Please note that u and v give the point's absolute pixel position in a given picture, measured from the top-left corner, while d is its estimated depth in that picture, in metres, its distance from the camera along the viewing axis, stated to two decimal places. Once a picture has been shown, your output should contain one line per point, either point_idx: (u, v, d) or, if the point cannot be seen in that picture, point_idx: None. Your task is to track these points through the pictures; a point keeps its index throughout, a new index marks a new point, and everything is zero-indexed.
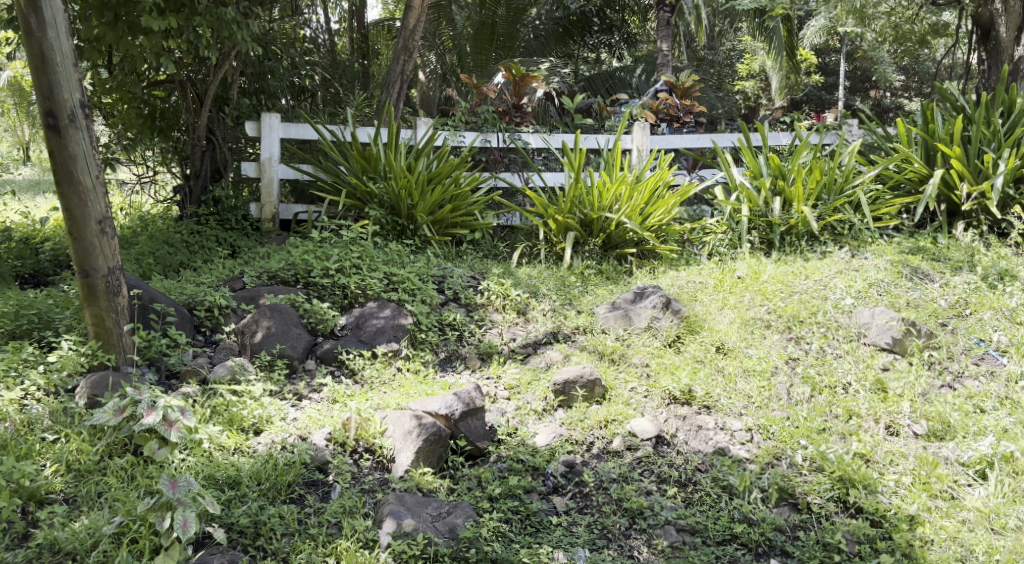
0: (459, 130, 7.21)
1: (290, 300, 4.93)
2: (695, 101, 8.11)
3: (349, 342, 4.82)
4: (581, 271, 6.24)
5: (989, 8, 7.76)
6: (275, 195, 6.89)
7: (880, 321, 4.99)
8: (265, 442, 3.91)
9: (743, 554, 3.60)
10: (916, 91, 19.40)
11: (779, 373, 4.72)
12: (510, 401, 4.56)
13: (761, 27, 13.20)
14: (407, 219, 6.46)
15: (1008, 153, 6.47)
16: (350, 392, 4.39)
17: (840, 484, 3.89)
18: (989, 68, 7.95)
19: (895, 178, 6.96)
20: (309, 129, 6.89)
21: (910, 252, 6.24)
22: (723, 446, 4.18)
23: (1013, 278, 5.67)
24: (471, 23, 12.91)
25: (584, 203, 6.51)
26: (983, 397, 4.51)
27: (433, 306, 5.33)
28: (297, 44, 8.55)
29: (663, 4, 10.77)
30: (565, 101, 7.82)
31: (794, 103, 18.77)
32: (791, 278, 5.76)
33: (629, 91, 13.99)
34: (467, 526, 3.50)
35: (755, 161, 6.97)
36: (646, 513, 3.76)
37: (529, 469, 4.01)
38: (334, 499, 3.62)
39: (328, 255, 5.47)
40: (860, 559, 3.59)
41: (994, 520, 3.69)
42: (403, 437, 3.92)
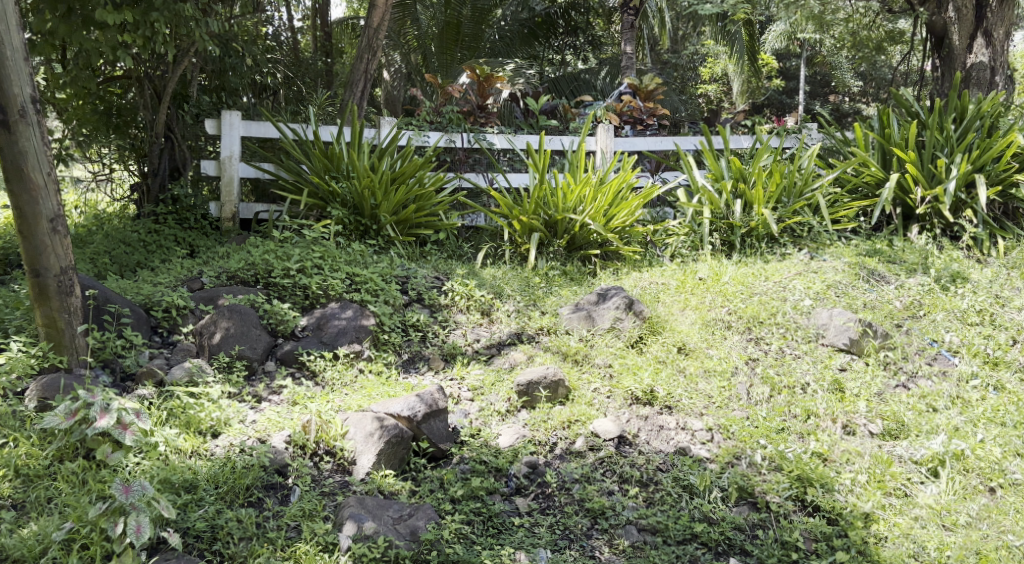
0: (423, 129, 7.19)
1: (250, 300, 4.87)
2: (658, 105, 8.16)
3: (311, 343, 4.77)
4: (545, 272, 6.26)
5: (943, 16, 7.92)
6: (235, 194, 6.81)
7: (838, 322, 5.08)
8: (224, 445, 3.86)
9: (703, 553, 3.62)
10: (873, 97, 19.71)
11: (739, 373, 4.78)
12: (474, 402, 4.56)
13: (723, 31, 13.37)
14: (370, 218, 6.42)
15: (960, 158, 6.61)
16: (311, 394, 4.36)
17: (798, 483, 3.95)
18: (942, 76, 8.13)
19: (852, 181, 7.07)
20: (270, 127, 6.81)
21: (867, 254, 6.35)
22: (684, 446, 4.23)
23: (965, 280, 5.79)
24: (436, 22, 12.75)
25: (548, 204, 6.52)
26: (936, 397, 4.61)
27: (396, 307, 5.29)
28: (260, 41, 8.45)
29: (627, 7, 10.80)
30: (530, 102, 7.82)
31: (755, 107, 18.98)
32: (751, 280, 5.83)
33: (593, 93, 14.05)
34: (428, 528, 3.48)
35: (716, 164, 7.04)
36: (608, 514, 3.78)
37: (492, 470, 4.00)
38: (294, 503, 3.59)
39: (289, 256, 5.42)
40: (817, 557, 3.63)
41: (945, 517, 3.78)
42: (365, 439, 3.90)
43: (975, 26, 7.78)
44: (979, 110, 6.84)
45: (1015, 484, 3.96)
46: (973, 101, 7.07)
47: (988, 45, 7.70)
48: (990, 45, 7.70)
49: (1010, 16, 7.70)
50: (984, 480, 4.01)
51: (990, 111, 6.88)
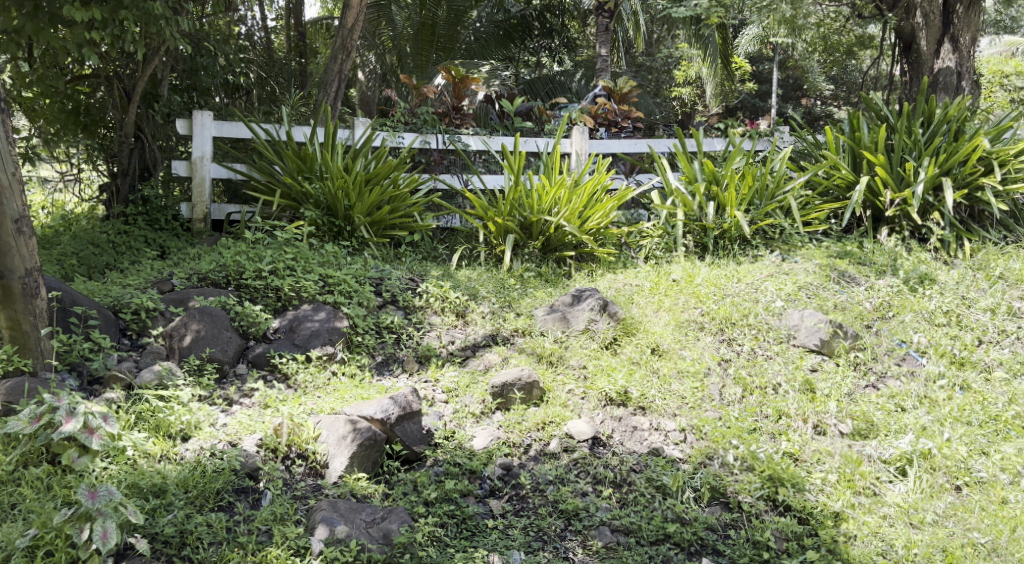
0: (398, 130, 7.16)
1: (221, 302, 4.82)
2: (633, 108, 8.19)
3: (283, 345, 4.74)
4: (520, 273, 6.25)
5: (910, 21, 8.02)
6: (207, 195, 6.75)
7: (809, 323, 5.13)
8: (194, 449, 3.82)
9: (676, 553, 3.64)
10: (844, 100, 19.89)
11: (712, 374, 4.82)
12: (448, 404, 4.54)
13: (696, 34, 13.47)
14: (344, 220, 6.38)
15: (928, 162, 6.71)
16: (283, 397, 4.32)
17: (770, 483, 3.97)
18: (910, 80, 8.25)
19: (823, 184, 7.14)
20: (242, 127, 6.75)
21: (838, 256, 6.42)
22: (657, 446, 4.24)
23: (932, 282, 5.88)
24: (411, 23, 12.73)
25: (524, 206, 6.53)
26: (904, 397, 4.67)
27: (370, 309, 5.26)
28: (232, 40, 8.35)
29: (602, 10, 10.83)
30: (505, 104, 7.82)
31: (728, 111, 19.17)
32: (724, 281, 5.86)
33: (568, 95, 14.07)
34: (401, 531, 3.47)
35: (690, 166, 7.08)
36: (581, 515, 3.79)
37: (466, 473, 3.99)
38: (265, 507, 3.56)
39: (261, 257, 5.38)
40: (788, 556, 3.66)
41: (913, 515, 3.83)
42: (338, 442, 3.87)
43: (942, 32, 7.91)
44: (946, 115, 6.96)
45: (980, 482, 4.04)
46: (940, 105, 7.18)
47: (955, 50, 7.82)
48: (957, 50, 7.83)
49: (976, 23, 7.86)
50: (951, 478, 4.08)
51: (956, 116, 7.00)
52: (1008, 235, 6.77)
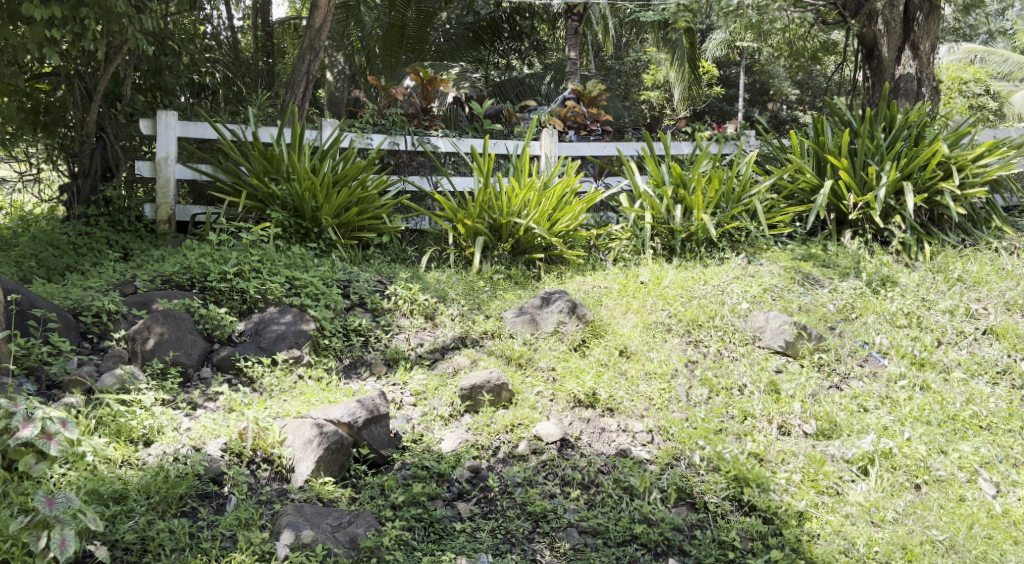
0: (366, 131, 7.13)
1: (185, 305, 4.75)
2: (602, 111, 8.20)
3: (248, 349, 4.69)
4: (490, 275, 6.25)
5: (872, 28, 8.13)
6: (172, 196, 6.69)
7: (774, 325, 5.18)
8: (156, 454, 3.77)
9: (642, 554, 3.65)
10: (809, 105, 20.15)
11: (679, 375, 4.86)
12: (416, 407, 4.52)
13: (664, 38, 13.58)
14: (311, 221, 6.33)
15: (890, 166, 6.83)
16: (248, 400, 4.28)
17: (735, 483, 4.01)
18: (872, 86, 8.32)
19: (788, 188, 7.22)
20: (207, 128, 6.68)
21: (802, 259, 6.49)
22: (625, 448, 4.27)
23: (894, 284, 5.98)
24: (380, 23, 12.64)
25: (493, 208, 6.53)
26: (866, 397, 4.75)
27: (337, 312, 5.23)
28: (197, 40, 8.28)
29: (571, 13, 10.87)
30: (474, 105, 7.81)
31: (696, 114, 19.36)
32: (690, 283, 5.90)
33: (538, 98, 14.08)
34: (368, 536, 3.46)
35: (657, 169, 7.13)
36: (549, 517, 3.79)
37: (433, 476, 3.98)
38: (229, 512, 3.52)
39: (226, 259, 5.32)
40: (753, 556, 3.70)
41: (874, 514, 3.90)
42: (303, 446, 3.84)
43: (903, 39, 8.02)
44: (907, 120, 7.10)
45: (939, 481, 4.13)
46: (901, 110, 7.29)
47: (915, 57, 7.97)
48: (917, 57, 7.97)
49: (935, 30, 8.01)
50: (910, 477, 4.16)
51: (917, 121, 7.14)
52: (967, 238, 6.91)
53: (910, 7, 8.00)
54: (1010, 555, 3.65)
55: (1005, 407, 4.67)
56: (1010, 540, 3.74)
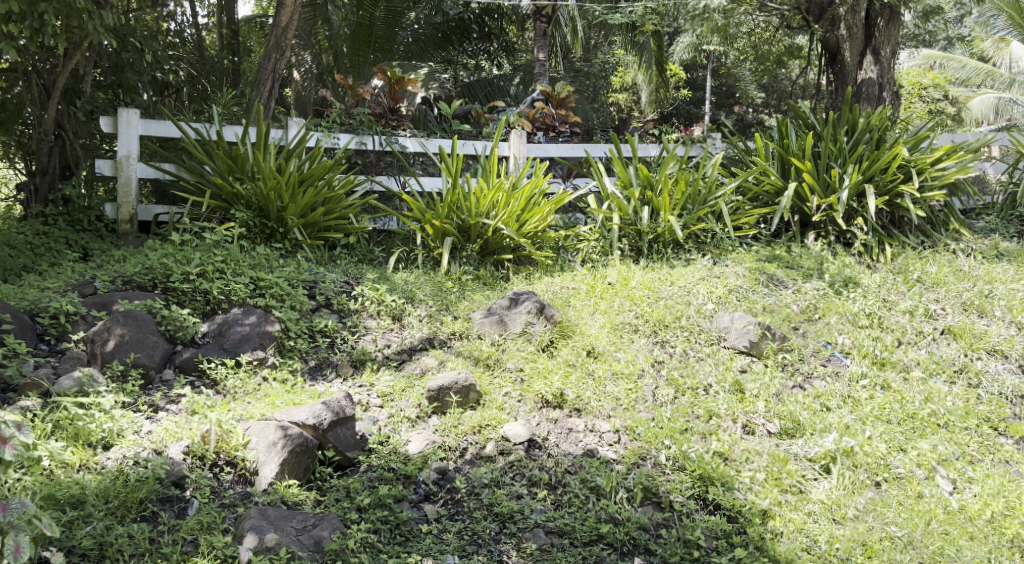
0: (333, 131, 7.07)
1: (146, 306, 4.68)
2: (570, 112, 8.22)
3: (211, 350, 4.62)
4: (458, 276, 6.22)
5: (835, 34, 8.22)
6: (133, 195, 6.59)
7: (739, 325, 5.23)
8: (115, 457, 3.72)
9: (608, 553, 3.66)
10: (774, 108, 20.38)
11: (645, 375, 4.88)
12: (382, 409, 4.49)
13: (632, 41, 13.66)
14: (276, 221, 6.26)
15: (852, 169, 6.94)
16: (211, 403, 4.23)
17: (700, 482, 4.05)
18: (835, 91, 8.43)
19: (753, 190, 7.29)
20: (170, 126, 6.59)
21: (766, 260, 6.54)
22: (592, 448, 4.28)
23: (856, 285, 6.07)
24: (347, 23, 12.62)
25: (461, 208, 6.50)
26: (829, 396, 4.81)
27: (303, 313, 5.18)
28: (160, 37, 8.18)
29: (539, 15, 10.89)
30: (442, 105, 7.79)
31: (664, 117, 19.49)
32: (657, 285, 5.93)
33: (507, 100, 14.09)
34: (333, 538, 3.43)
35: (625, 171, 7.17)
36: (516, 517, 3.79)
37: (400, 477, 3.96)
38: (191, 516, 3.48)
39: (189, 259, 5.24)
40: (717, 554, 3.72)
41: (835, 511, 3.96)
42: (267, 449, 3.80)
43: (864, 44, 8.21)
44: (869, 123, 7.22)
45: (898, 478, 4.21)
46: (863, 114, 7.41)
47: (877, 62, 8.14)
48: (878, 62, 8.15)
49: (895, 36, 8.17)
50: (871, 475, 4.22)
51: (878, 124, 7.27)
52: (926, 240, 7.05)
53: (872, 14, 8.15)
54: (966, 550, 3.73)
55: (962, 406, 4.77)
56: (966, 536, 3.83)
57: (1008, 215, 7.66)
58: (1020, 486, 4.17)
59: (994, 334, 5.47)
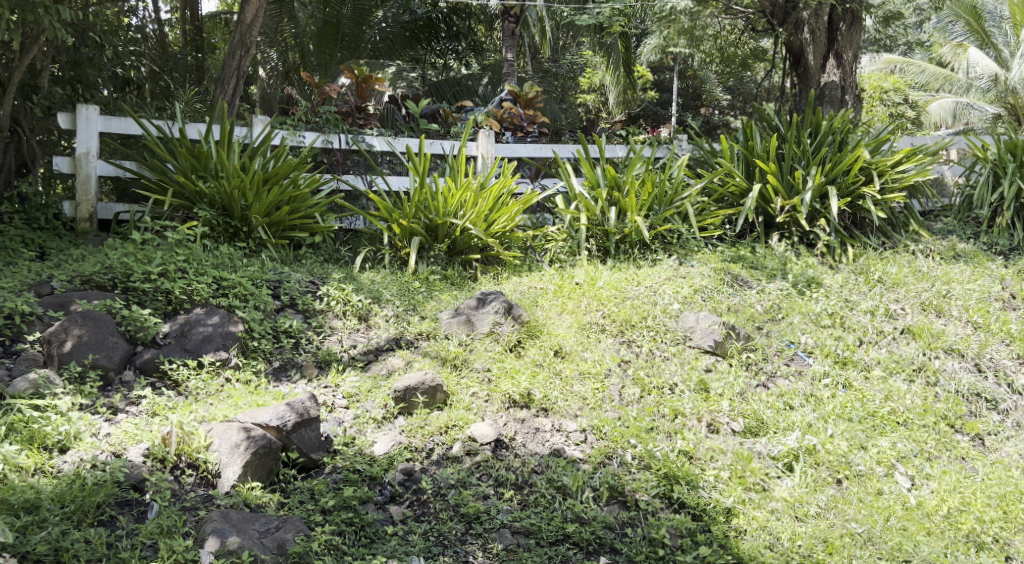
0: (298, 129, 7.00)
1: (106, 306, 4.60)
2: (539, 112, 8.22)
3: (173, 351, 4.54)
4: (425, 276, 6.19)
5: (798, 37, 8.35)
6: (93, 193, 6.46)
7: (704, 325, 5.27)
8: (72, 461, 3.64)
9: (574, 553, 3.66)
10: (740, 110, 20.58)
11: (612, 375, 4.89)
12: (348, 409, 4.45)
13: (600, 42, 13.71)
14: (240, 221, 6.17)
15: (815, 171, 7.03)
16: (173, 404, 4.18)
17: (665, 481, 4.07)
18: (799, 93, 8.57)
19: (719, 191, 7.34)
20: (131, 123, 6.48)
21: (731, 261, 6.59)
22: (559, 447, 4.28)
23: (818, 285, 6.15)
24: (314, 20, 12.50)
25: (429, 208, 6.46)
26: (792, 395, 4.87)
27: (267, 313, 5.13)
28: (121, 32, 8.05)
29: (508, 15, 10.88)
30: (410, 104, 7.74)
31: (632, 119, 19.59)
32: (624, 285, 5.94)
33: (475, 100, 14.08)
34: (297, 541, 3.40)
35: (592, 171, 7.19)
36: (482, 518, 3.78)
37: (365, 479, 3.92)
38: (150, 520, 3.43)
39: (150, 259, 5.15)
40: (682, 552, 3.74)
41: (798, 508, 4.00)
42: (230, 451, 3.75)
43: (828, 47, 8.29)
44: (831, 126, 7.32)
45: (858, 475, 4.27)
46: (827, 116, 7.51)
47: (840, 66, 8.23)
48: (841, 66, 8.23)
49: (858, 40, 8.28)
50: (832, 472, 4.27)
51: (840, 127, 7.37)
52: (887, 241, 7.16)
53: (834, 18, 8.26)
54: (923, 546, 3.81)
55: (921, 403, 4.86)
56: (924, 531, 3.91)
57: (965, 216, 7.80)
58: (975, 482, 4.26)
59: (951, 334, 5.57)
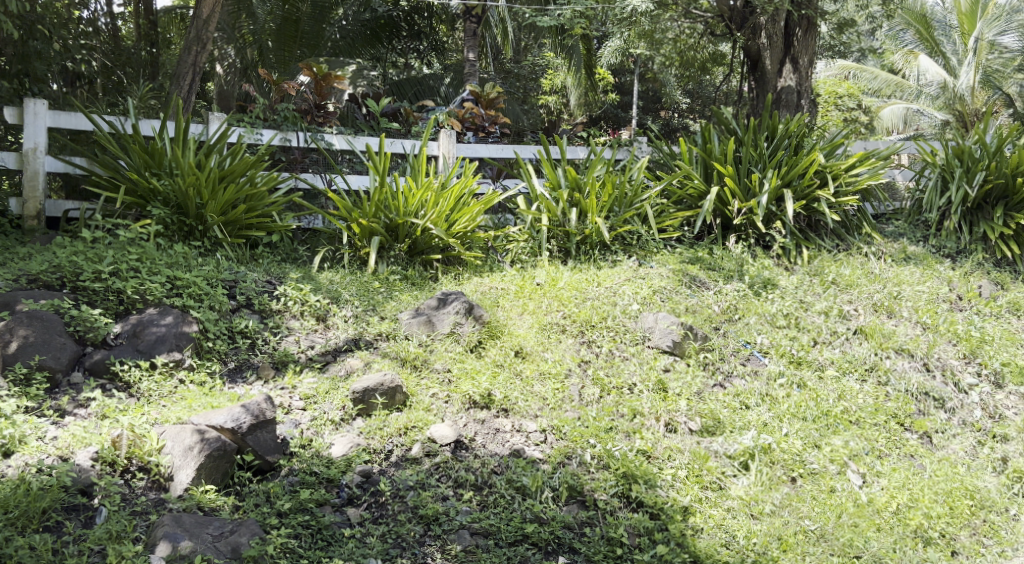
0: (256, 126, 6.90)
1: (53, 306, 4.48)
2: (500, 113, 8.20)
3: (124, 351, 4.44)
4: (385, 276, 6.14)
5: (756, 41, 8.46)
6: (41, 190, 6.30)
7: (662, 325, 5.30)
8: (17, 465, 3.55)
9: (533, 553, 3.66)
10: (699, 113, 20.78)
11: (572, 375, 4.90)
12: (305, 411, 4.39)
13: (561, 44, 13.73)
14: (195, 219, 6.06)
15: (771, 173, 7.12)
16: (123, 407, 4.08)
17: (624, 480, 4.08)
18: (756, 97, 8.68)
19: (678, 194, 7.38)
20: (82, 119, 6.33)
21: (690, 262, 6.64)
22: (518, 448, 4.27)
23: (774, 287, 6.22)
24: (273, 16, 12.37)
25: (389, 207, 6.40)
26: (748, 395, 4.92)
27: (222, 313, 5.04)
28: (70, 25, 7.89)
29: (470, 15, 10.85)
30: (370, 103, 7.68)
31: (593, 121, 19.66)
32: (584, 285, 5.95)
33: (436, 99, 14.03)
34: (252, 544, 3.34)
35: (553, 172, 7.20)
36: (441, 519, 3.75)
37: (322, 481, 3.88)
38: (99, 525, 3.35)
39: (101, 258, 5.04)
40: (640, 551, 3.76)
41: (754, 506, 4.04)
42: (183, 453, 3.68)
43: (784, 52, 8.40)
44: (787, 130, 7.43)
45: (812, 473, 4.33)
46: (783, 120, 7.61)
47: (795, 71, 8.33)
48: (796, 71, 8.34)
49: (813, 45, 8.37)
50: (787, 470, 4.33)
51: (796, 131, 7.49)
52: (841, 243, 7.29)
53: (791, 23, 8.34)
54: (873, 542, 3.88)
55: (872, 402, 4.95)
56: (874, 527, 3.98)
57: (915, 220, 7.97)
58: (923, 479, 4.35)
59: (901, 334, 5.67)
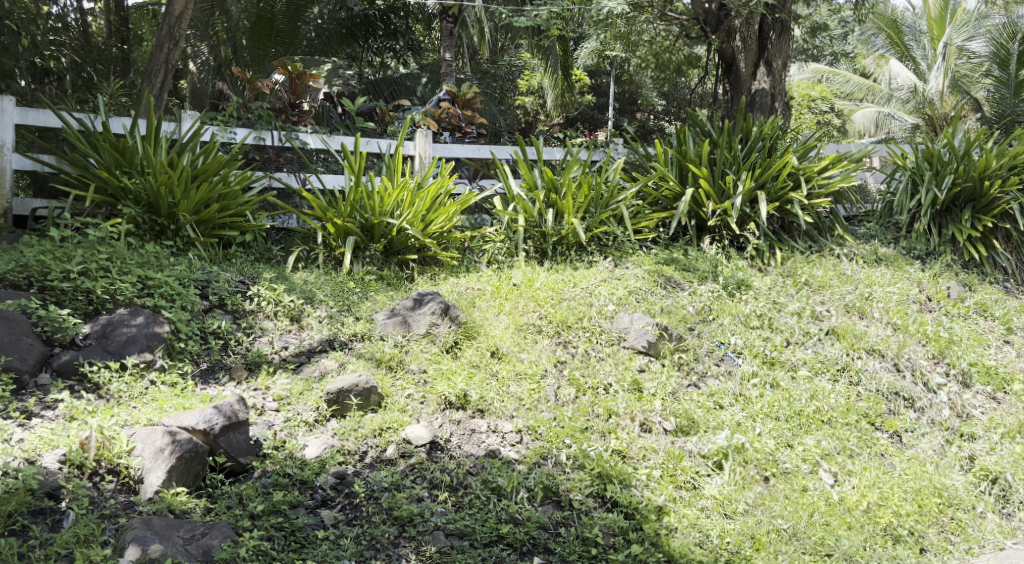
0: (229, 125, 6.83)
1: (21, 306, 4.40)
2: (477, 113, 8.18)
3: (94, 352, 4.38)
4: (360, 276, 6.11)
5: (730, 44, 8.50)
6: (8, 187, 6.21)
7: (638, 326, 5.32)
8: None
9: (508, 554, 3.66)
10: (674, 116, 20.85)
11: (548, 375, 4.90)
12: (279, 413, 4.35)
13: (538, 45, 13.73)
14: (167, 218, 5.99)
15: (745, 175, 7.17)
16: (92, 408, 4.02)
17: (599, 480, 4.09)
18: (730, 99, 8.72)
19: (653, 195, 7.36)
20: (50, 116, 6.24)
21: (665, 262, 6.67)
22: (494, 448, 4.27)
23: (748, 288, 6.26)
24: (245, 14, 12.09)
25: (364, 207, 6.35)
26: (722, 395, 4.96)
27: (194, 313, 4.98)
28: (39, 21, 7.78)
29: (446, 15, 10.81)
30: (346, 101, 7.63)
31: (569, 122, 19.66)
32: (560, 286, 5.96)
33: (412, 99, 13.98)
34: (223, 547, 3.31)
35: (530, 173, 7.19)
36: (416, 520, 3.73)
37: (296, 483, 3.85)
38: (66, 529, 3.30)
39: (70, 257, 4.96)
40: (614, 550, 3.77)
41: (726, 506, 4.07)
42: (154, 455, 3.64)
43: (758, 55, 8.46)
44: (761, 132, 7.48)
45: (785, 473, 4.37)
46: (758, 122, 7.66)
47: (769, 73, 8.40)
48: (771, 73, 8.41)
49: (787, 49, 8.48)
50: (760, 470, 4.36)
51: (770, 134, 7.55)
52: (814, 245, 7.37)
53: (764, 26, 8.42)
54: (844, 540, 3.92)
55: (844, 402, 4.99)
56: (845, 525, 4.02)
57: (887, 222, 8.05)
58: (893, 477, 4.40)
59: (873, 335, 5.73)
